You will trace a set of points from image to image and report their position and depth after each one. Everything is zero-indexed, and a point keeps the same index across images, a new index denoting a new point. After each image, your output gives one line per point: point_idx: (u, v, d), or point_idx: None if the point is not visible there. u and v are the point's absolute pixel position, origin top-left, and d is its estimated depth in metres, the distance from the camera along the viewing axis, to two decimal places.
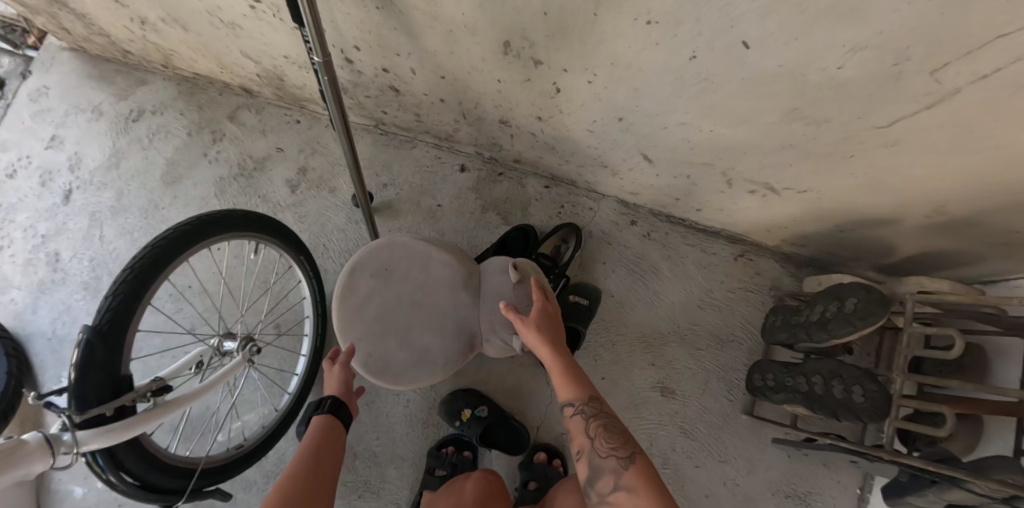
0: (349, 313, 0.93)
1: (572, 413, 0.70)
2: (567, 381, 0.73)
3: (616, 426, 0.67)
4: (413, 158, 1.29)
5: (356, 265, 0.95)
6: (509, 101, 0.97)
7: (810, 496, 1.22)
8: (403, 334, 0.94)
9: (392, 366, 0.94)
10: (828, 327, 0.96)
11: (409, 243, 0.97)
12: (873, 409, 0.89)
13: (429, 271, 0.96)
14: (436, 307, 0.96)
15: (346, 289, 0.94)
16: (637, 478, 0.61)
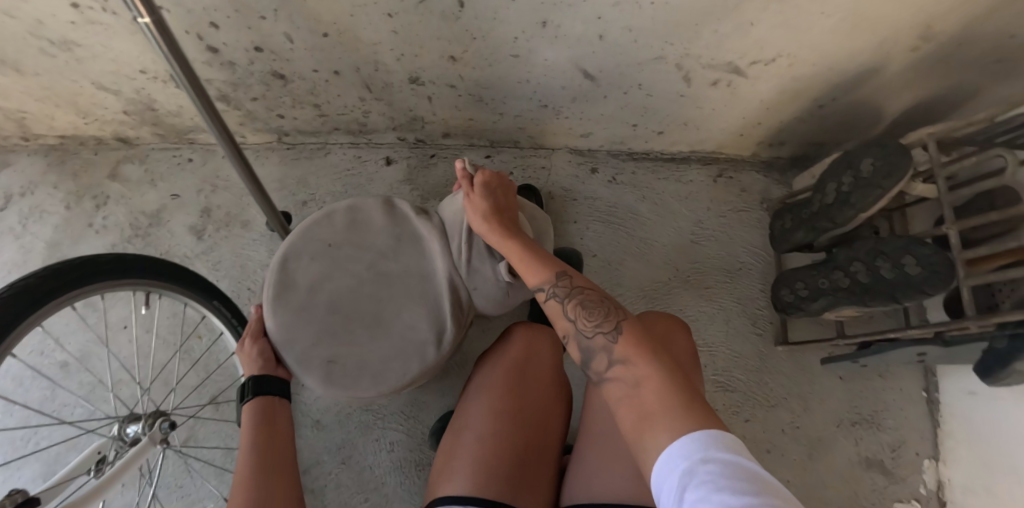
0: (293, 314, 0.73)
1: (545, 300, 0.58)
2: (530, 265, 0.61)
3: (594, 298, 0.55)
4: (330, 164, 1.11)
5: (290, 254, 0.76)
6: (411, 44, 0.82)
7: (878, 415, 1.07)
8: (370, 320, 0.74)
9: (365, 366, 0.73)
10: (851, 200, 0.81)
11: (350, 213, 0.79)
12: (936, 274, 0.74)
13: (381, 236, 0.78)
14: (404, 278, 0.76)
15: (282, 286, 0.74)
16: (629, 349, 0.50)
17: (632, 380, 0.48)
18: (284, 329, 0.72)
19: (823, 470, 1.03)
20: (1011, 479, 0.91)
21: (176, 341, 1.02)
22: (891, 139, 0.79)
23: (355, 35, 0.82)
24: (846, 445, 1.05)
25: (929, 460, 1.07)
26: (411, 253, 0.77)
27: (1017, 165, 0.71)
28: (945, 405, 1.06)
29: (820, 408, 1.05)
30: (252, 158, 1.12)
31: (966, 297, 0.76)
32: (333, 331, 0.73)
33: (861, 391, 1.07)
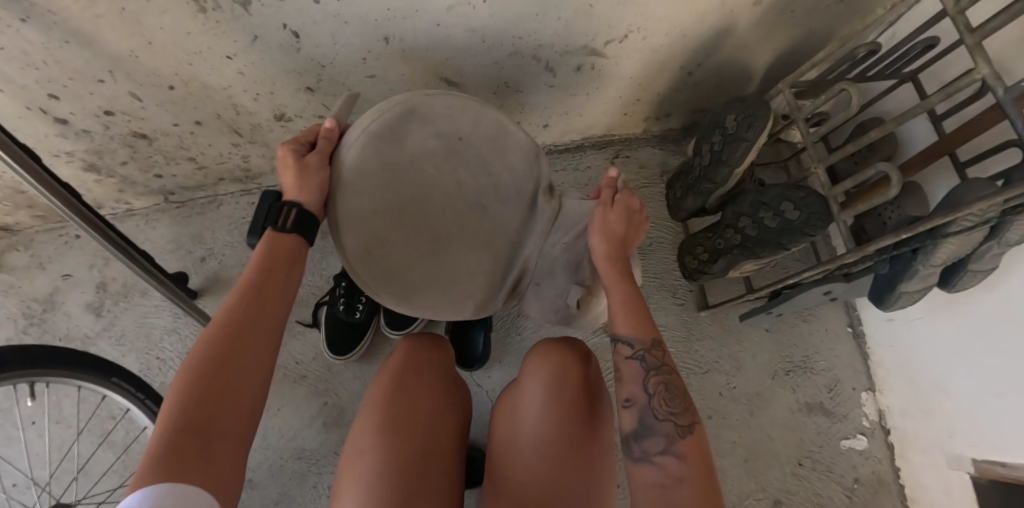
0: (371, 181, 0.62)
1: (627, 356, 0.57)
2: (628, 318, 0.58)
3: (678, 385, 0.55)
4: (224, 215, 1.07)
5: (413, 128, 0.65)
6: (262, 82, 0.80)
7: (810, 360, 1.10)
8: (427, 256, 0.66)
9: (396, 292, 0.66)
10: (723, 158, 0.80)
11: (491, 122, 0.68)
12: (812, 215, 0.75)
13: (516, 162, 0.69)
14: (515, 203, 0.69)
15: (378, 173, 0.63)
16: (691, 450, 0.51)
17: (676, 475, 0.50)
18: (357, 235, 0.63)
19: (766, 423, 1.05)
20: (946, 398, 0.96)
21: (87, 427, 0.96)
22: (750, 94, 0.81)
23: (202, 82, 0.79)
24: (784, 395, 1.07)
25: (866, 393, 1.10)
26: (527, 174, 0.69)
27: (860, 97, 0.71)
28: (871, 337, 1.10)
29: (752, 364, 1.07)
30: (142, 224, 1.07)
31: (844, 232, 0.76)
32: (387, 254, 0.64)
33: (787, 339, 1.10)
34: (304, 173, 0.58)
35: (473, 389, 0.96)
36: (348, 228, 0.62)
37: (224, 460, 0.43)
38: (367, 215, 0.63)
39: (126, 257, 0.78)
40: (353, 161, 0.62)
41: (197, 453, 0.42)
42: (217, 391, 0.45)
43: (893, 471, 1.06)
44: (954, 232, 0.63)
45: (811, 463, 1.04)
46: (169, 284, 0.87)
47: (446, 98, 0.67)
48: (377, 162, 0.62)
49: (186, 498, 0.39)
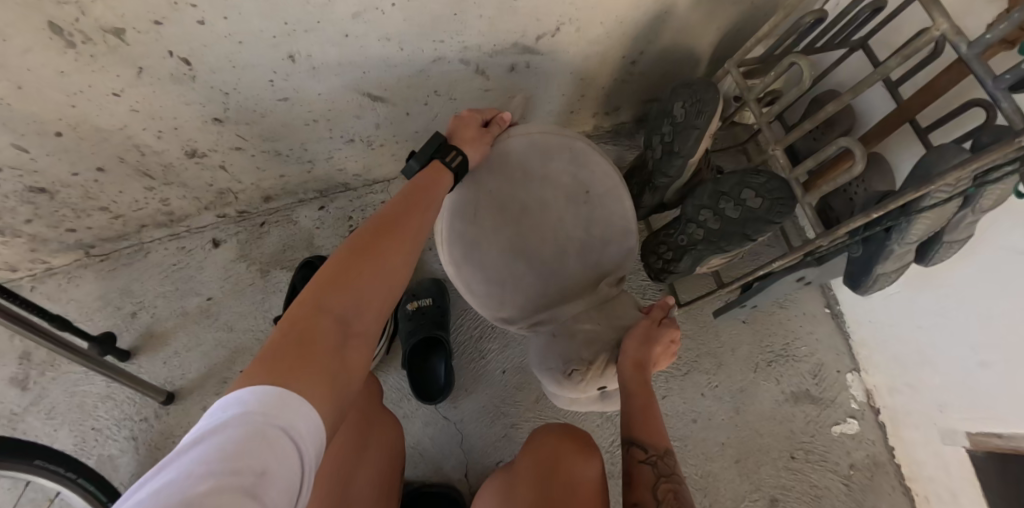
0: (507, 171, 0.69)
1: (642, 459, 0.57)
2: (650, 422, 0.60)
3: (689, 500, 0.53)
4: (151, 265, 0.97)
5: (588, 152, 0.72)
6: (162, 117, 0.72)
7: (792, 347, 1.05)
8: (494, 257, 0.71)
9: (462, 247, 0.70)
10: (675, 149, 0.74)
11: (619, 207, 0.74)
12: (777, 201, 0.71)
13: (611, 240, 0.74)
14: (585, 259, 0.74)
15: (524, 172, 0.70)
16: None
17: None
18: (459, 199, 0.69)
19: (754, 419, 1.00)
20: (933, 372, 0.91)
21: None
22: (695, 78, 0.76)
23: (92, 124, 0.71)
24: (768, 386, 1.02)
25: (851, 374, 1.06)
26: (617, 249, 0.75)
27: (811, 72, 0.65)
28: (849, 315, 1.07)
29: (731, 359, 1.03)
30: (65, 283, 0.95)
31: (810, 216, 0.70)
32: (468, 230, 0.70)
33: (766, 329, 1.06)
34: (475, 139, 0.66)
35: (441, 423, 0.89)
36: (461, 189, 0.69)
37: (337, 373, 0.38)
38: (473, 193, 0.69)
39: (31, 330, 0.69)
40: (518, 147, 0.69)
41: (301, 356, 0.36)
42: (340, 301, 0.42)
43: (887, 451, 1.02)
44: (928, 205, 0.59)
45: (805, 455, 1.00)
46: (82, 352, 0.78)
47: (599, 154, 0.73)
48: (536, 153, 0.69)
49: (280, 402, 0.32)
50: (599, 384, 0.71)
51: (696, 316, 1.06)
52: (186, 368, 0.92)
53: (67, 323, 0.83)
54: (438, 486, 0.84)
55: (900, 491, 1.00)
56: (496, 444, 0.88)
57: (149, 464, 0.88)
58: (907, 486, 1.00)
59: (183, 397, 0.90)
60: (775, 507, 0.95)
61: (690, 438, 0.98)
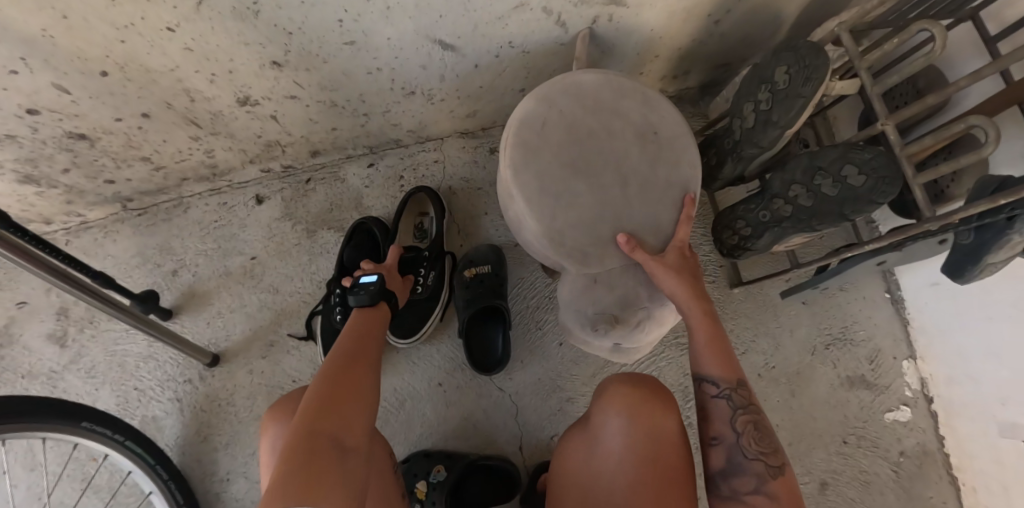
0: (577, 103, 0.68)
1: (715, 393, 0.57)
2: (716, 347, 0.58)
3: (766, 425, 0.55)
4: (191, 221, 0.92)
5: (657, 99, 0.70)
6: (216, 59, 0.66)
7: (850, 331, 1.02)
8: (553, 167, 0.66)
9: (523, 156, 0.66)
10: (772, 119, 0.69)
11: (686, 150, 0.70)
12: (882, 180, 0.65)
13: (677, 174, 0.68)
14: (645, 198, 0.67)
15: (595, 102, 0.69)
16: (783, 492, 0.52)
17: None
18: (532, 112, 0.68)
19: (808, 402, 0.98)
20: (997, 366, 0.87)
21: (65, 477, 0.82)
22: (801, 40, 0.68)
23: (141, 64, 0.64)
24: (824, 370, 1.00)
25: (907, 361, 1.03)
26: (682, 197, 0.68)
27: (946, 40, 0.60)
28: (912, 302, 1.03)
29: (788, 340, 1.00)
30: (101, 238, 0.91)
31: (921, 197, 0.66)
32: (534, 141, 0.67)
33: (825, 311, 1.02)
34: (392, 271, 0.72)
35: (496, 395, 0.87)
36: (535, 103, 0.69)
37: (343, 483, 0.43)
38: (546, 109, 0.68)
39: (72, 286, 0.64)
40: (590, 84, 0.69)
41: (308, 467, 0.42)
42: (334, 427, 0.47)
43: (937, 441, 1.00)
44: None
45: (856, 441, 0.98)
46: (122, 309, 0.73)
47: (669, 103, 0.72)
48: (607, 90, 0.69)
49: None
50: (620, 338, 0.70)
51: (754, 294, 1.02)
52: (231, 329, 0.88)
53: (111, 281, 0.78)
54: (498, 459, 0.80)
55: (947, 481, 0.99)
56: (550, 419, 0.86)
57: (196, 425, 0.86)
58: (955, 476, 0.99)
59: (228, 360, 0.87)
60: (824, 490, 0.95)
61: None
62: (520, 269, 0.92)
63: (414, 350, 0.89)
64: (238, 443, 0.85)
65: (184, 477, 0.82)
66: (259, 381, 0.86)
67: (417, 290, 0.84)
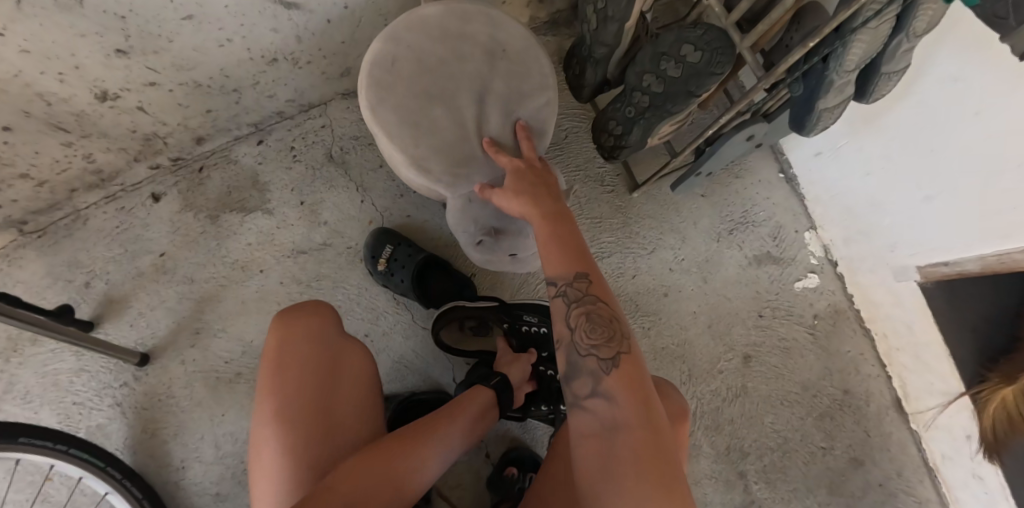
0: (423, 33, 0.70)
1: (553, 294, 0.53)
2: (549, 249, 0.54)
3: (604, 315, 0.51)
4: (95, 230, 0.92)
5: (502, 17, 0.73)
6: (58, 56, 0.65)
7: (750, 214, 1.09)
8: (410, 99, 0.69)
9: (380, 96, 0.68)
10: (609, 14, 0.71)
11: (536, 62, 0.73)
12: (716, 50, 0.70)
13: (531, 86, 0.73)
14: (502, 112, 0.71)
15: (440, 31, 0.70)
16: (618, 386, 0.47)
17: (608, 420, 0.46)
18: (381, 51, 0.69)
19: (721, 285, 1.06)
20: (880, 215, 0.95)
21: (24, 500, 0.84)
22: None
23: None
24: (732, 253, 1.07)
25: (809, 232, 1.11)
26: (537, 108, 0.73)
27: None
28: (802, 177, 1.10)
29: (693, 233, 1.07)
30: (5, 267, 0.90)
31: (752, 61, 0.71)
32: (386, 79, 0.69)
33: (722, 199, 1.09)
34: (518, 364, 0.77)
35: (422, 334, 0.92)
36: (383, 43, 0.69)
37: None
38: (394, 47, 0.70)
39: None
40: (432, 14, 0.71)
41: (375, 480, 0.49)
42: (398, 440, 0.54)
43: (846, 299, 1.08)
44: (861, 23, 0.58)
45: (772, 312, 1.06)
46: (46, 324, 0.76)
47: (513, 20, 0.74)
48: (450, 17, 0.71)
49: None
50: (511, 249, 0.76)
51: (655, 196, 1.08)
52: (155, 326, 0.90)
53: (20, 301, 0.75)
54: (437, 393, 0.86)
55: (860, 333, 1.07)
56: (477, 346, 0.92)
57: (144, 423, 0.88)
58: (865, 327, 1.07)
59: (158, 356, 0.89)
60: (748, 362, 1.03)
61: (665, 313, 1.04)
62: (425, 213, 0.96)
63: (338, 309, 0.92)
64: (186, 431, 0.88)
65: (140, 472, 0.84)
66: (194, 368, 0.89)
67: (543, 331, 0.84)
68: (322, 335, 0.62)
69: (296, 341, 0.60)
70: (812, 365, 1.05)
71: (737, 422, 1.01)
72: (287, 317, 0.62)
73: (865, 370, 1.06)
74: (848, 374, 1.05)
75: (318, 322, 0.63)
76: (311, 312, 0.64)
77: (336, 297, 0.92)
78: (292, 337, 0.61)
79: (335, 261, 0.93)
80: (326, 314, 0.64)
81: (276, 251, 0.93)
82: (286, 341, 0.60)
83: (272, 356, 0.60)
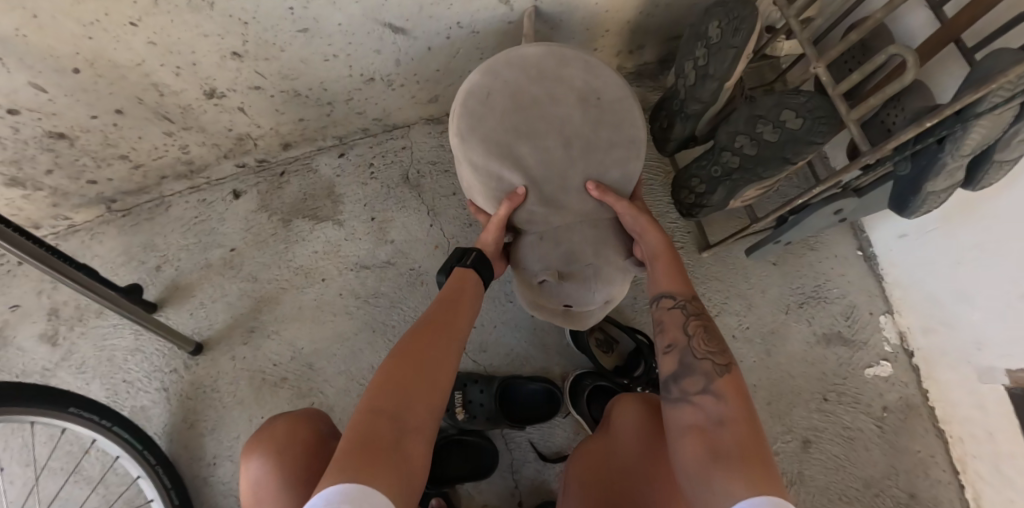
0: (522, 72, 0.70)
1: (669, 305, 0.60)
2: (671, 272, 0.62)
3: (719, 334, 0.57)
4: (175, 218, 0.96)
5: (601, 65, 0.71)
6: (179, 51, 0.69)
7: (823, 289, 1.04)
8: (497, 132, 0.69)
9: (470, 130, 0.69)
10: (709, 72, 0.71)
11: (629, 114, 0.72)
12: (818, 120, 0.67)
13: (620, 136, 0.71)
14: (589, 160, 0.71)
15: (538, 71, 0.70)
16: (729, 389, 0.51)
17: (717, 417, 0.50)
18: (477, 84, 0.70)
19: (783, 360, 1.00)
20: (971, 310, 0.88)
21: (61, 469, 0.85)
22: None
23: (108, 60, 0.67)
24: (799, 328, 1.02)
25: (884, 316, 1.03)
26: (620, 161, 0.71)
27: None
28: (884, 257, 1.04)
29: (758, 300, 1.02)
30: (88, 240, 0.94)
31: (855, 133, 0.66)
32: (479, 111, 0.69)
33: (794, 268, 1.04)
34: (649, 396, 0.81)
35: (470, 366, 0.91)
36: (480, 75, 0.70)
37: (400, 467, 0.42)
38: (491, 80, 0.70)
39: (68, 279, 0.68)
40: (533, 53, 0.70)
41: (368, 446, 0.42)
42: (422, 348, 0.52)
43: (921, 394, 1.00)
44: (986, 108, 0.55)
45: (837, 397, 0.99)
46: (115, 300, 0.77)
47: (611, 68, 0.72)
48: (550, 59, 0.70)
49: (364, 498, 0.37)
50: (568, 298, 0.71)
51: (723, 257, 1.04)
52: (213, 318, 0.92)
53: (99, 274, 0.79)
54: (471, 435, 0.83)
55: (933, 434, 0.98)
56: None
57: (185, 413, 0.88)
58: (941, 429, 0.97)
59: (211, 347, 0.90)
60: (807, 447, 0.96)
61: None
62: None
63: (390, 328, 0.91)
64: (222, 427, 0.87)
65: (172, 462, 0.84)
66: (241, 365, 0.90)
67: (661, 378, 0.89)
68: (295, 455, 0.60)
69: (265, 484, 0.59)
70: (877, 461, 0.96)
71: None
72: (250, 457, 0.61)
73: (935, 475, 0.95)
74: (917, 477, 0.95)
75: (285, 439, 0.62)
76: (277, 427, 0.63)
77: (391, 316, 0.92)
78: (259, 472, 0.60)
79: (394, 280, 0.93)
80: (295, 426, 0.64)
81: (340, 262, 0.94)
82: (263, 491, 0.59)
83: (254, 494, 0.59)
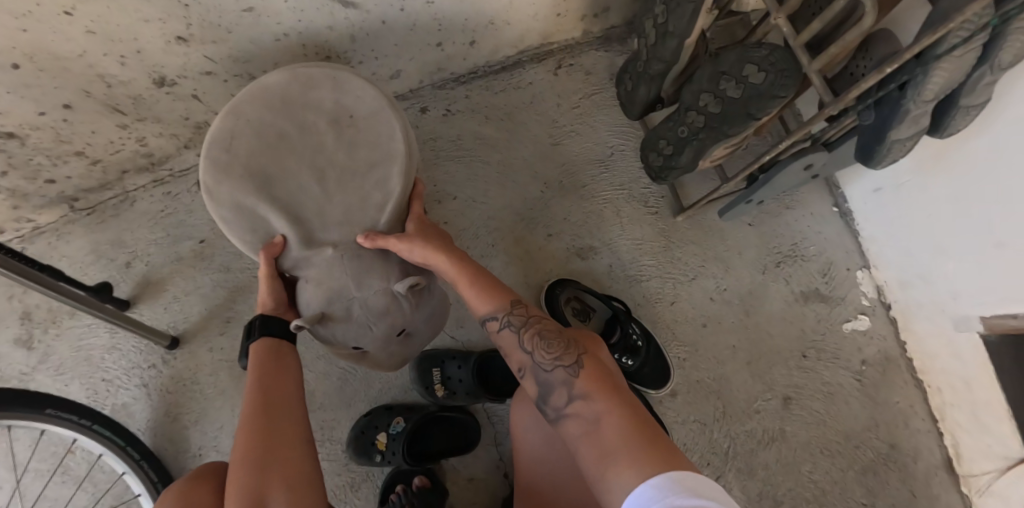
0: (267, 104, 0.66)
1: (500, 328, 0.56)
2: (478, 291, 0.59)
3: (553, 331, 0.54)
4: (141, 213, 0.94)
5: (349, 79, 0.68)
6: (122, 39, 0.67)
7: (800, 247, 1.04)
8: (246, 176, 0.64)
9: (222, 180, 0.64)
10: (669, 30, 0.69)
11: (385, 125, 0.67)
12: (781, 73, 0.66)
13: (380, 150, 0.66)
14: (348, 188, 0.65)
15: (282, 100, 0.67)
16: (592, 385, 0.48)
17: (592, 416, 0.46)
18: (220, 128, 0.66)
19: (762, 320, 1.00)
20: (946, 260, 0.88)
21: (46, 472, 0.85)
22: None
23: (48, 52, 0.65)
24: (777, 287, 1.02)
25: (861, 271, 1.04)
26: (381, 177, 0.65)
27: None
28: (858, 212, 1.04)
29: (735, 262, 1.02)
30: (54, 241, 0.92)
31: (818, 84, 0.65)
32: (225, 158, 0.65)
33: (769, 226, 1.04)
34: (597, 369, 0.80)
35: (448, 343, 0.91)
36: (223, 119, 0.66)
37: None
38: (234, 122, 0.66)
39: (32, 282, 0.67)
40: (275, 83, 0.67)
41: None
42: (263, 437, 0.52)
43: (899, 346, 1.01)
44: (946, 50, 0.54)
45: (817, 354, 1.00)
46: (85, 300, 0.76)
47: (364, 80, 0.69)
48: (293, 84, 0.67)
49: None
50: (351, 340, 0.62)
51: (699, 221, 1.04)
52: (188, 311, 0.91)
53: (65, 275, 0.78)
54: (459, 414, 0.84)
55: (912, 384, 0.99)
56: None
57: (167, 407, 0.88)
58: (919, 380, 0.99)
59: (188, 341, 0.90)
60: (788, 404, 0.97)
61: (702, 344, 0.99)
62: None
63: None
64: (206, 419, 0.88)
65: (156, 457, 0.84)
66: (220, 357, 0.90)
67: (639, 344, 0.89)
68: None
69: None
70: (857, 414, 0.97)
71: (772, 468, 0.94)
72: None
73: (915, 425, 0.97)
74: (897, 427, 0.97)
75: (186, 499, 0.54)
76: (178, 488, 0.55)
77: None
78: None
79: None
80: (193, 486, 0.55)
81: None
82: None
83: None
